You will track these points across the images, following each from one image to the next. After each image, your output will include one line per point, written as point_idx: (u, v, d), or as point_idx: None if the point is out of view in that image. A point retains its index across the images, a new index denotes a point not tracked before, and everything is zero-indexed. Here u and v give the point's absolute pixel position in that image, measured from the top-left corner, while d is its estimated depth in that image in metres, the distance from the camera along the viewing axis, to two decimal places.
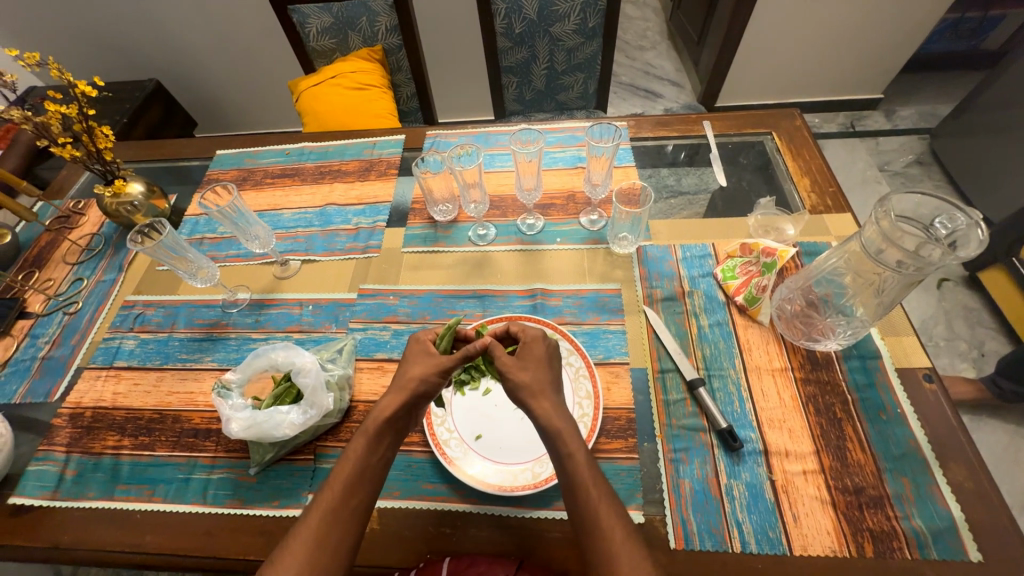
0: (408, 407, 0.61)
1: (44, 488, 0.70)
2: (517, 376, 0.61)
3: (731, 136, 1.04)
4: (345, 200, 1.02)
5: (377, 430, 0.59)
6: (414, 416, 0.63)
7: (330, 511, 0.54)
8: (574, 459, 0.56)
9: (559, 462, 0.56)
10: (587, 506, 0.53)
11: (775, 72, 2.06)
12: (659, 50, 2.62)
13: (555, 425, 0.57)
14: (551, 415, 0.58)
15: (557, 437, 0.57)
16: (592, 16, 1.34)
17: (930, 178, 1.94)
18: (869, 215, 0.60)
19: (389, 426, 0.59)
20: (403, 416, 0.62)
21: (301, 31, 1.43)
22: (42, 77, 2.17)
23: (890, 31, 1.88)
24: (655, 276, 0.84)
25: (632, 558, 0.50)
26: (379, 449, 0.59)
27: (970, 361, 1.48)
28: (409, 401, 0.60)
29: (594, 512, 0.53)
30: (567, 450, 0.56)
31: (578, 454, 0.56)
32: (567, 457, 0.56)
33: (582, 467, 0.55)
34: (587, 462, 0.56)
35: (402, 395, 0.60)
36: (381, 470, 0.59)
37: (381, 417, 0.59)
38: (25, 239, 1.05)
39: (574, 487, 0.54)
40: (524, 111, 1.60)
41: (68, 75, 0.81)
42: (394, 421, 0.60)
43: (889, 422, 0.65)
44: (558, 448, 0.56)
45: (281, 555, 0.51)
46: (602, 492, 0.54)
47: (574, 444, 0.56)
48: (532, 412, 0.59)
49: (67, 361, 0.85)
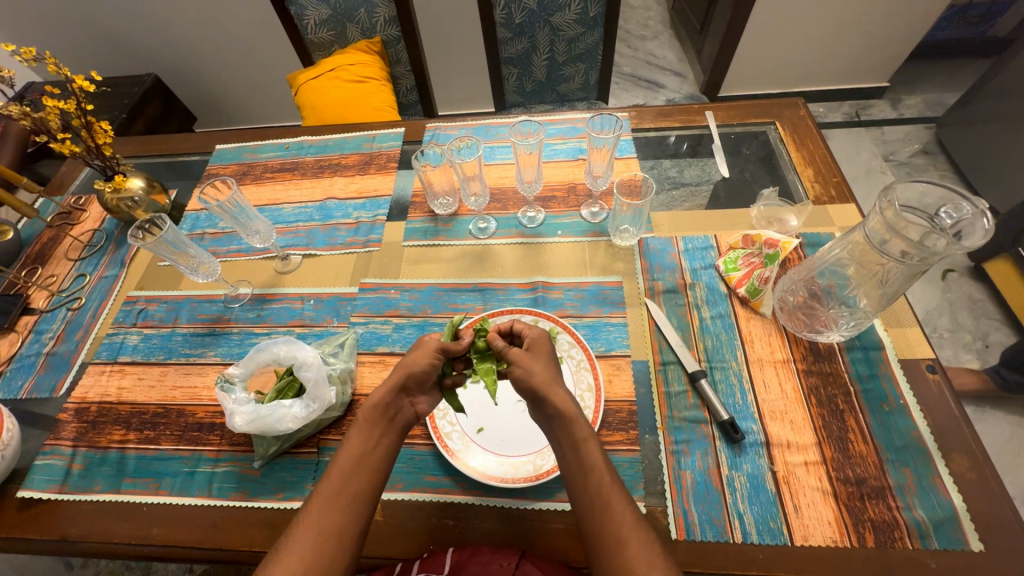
0: (398, 393, 0.61)
1: (51, 482, 0.71)
2: (519, 366, 0.60)
3: (735, 126, 1.03)
4: (346, 194, 1.02)
5: (370, 418, 0.60)
6: (410, 406, 0.63)
7: (331, 501, 0.54)
8: (588, 445, 0.56)
9: (570, 449, 0.57)
10: (598, 490, 0.54)
11: (779, 61, 2.04)
12: (661, 39, 2.59)
13: (557, 415, 0.57)
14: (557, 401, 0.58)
15: (562, 424, 0.57)
16: (592, 5, 1.32)
17: (935, 168, 1.92)
18: (873, 205, 0.59)
19: (381, 414, 0.60)
20: (400, 408, 0.62)
21: (300, 23, 1.41)
22: (41, 73, 2.16)
23: (896, 18, 1.85)
24: (657, 268, 0.83)
25: (640, 541, 0.51)
26: (377, 438, 0.59)
27: (975, 352, 1.47)
28: (397, 386, 0.61)
29: (605, 498, 0.53)
30: (581, 435, 0.56)
31: (591, 440, 0.56)
32: (580, 443, 0.56)
33: (594, 453, 0.56)
34: (599, 449, 0.57)
35: (393, 382, 0.61)
36: (385, 462, 0.59)
37: (371, 404, 0.60)
38: (28, 236, 1.05)
39: (585, 472, 0.55)
40: (525, 102, 1.58)
41: (66, 70, 0.80)
42: (386, 408, 0.60)
43: (891, 413, 0.65)
44: (572, 433, 0.57)
45: (285, 544, 0.52)
46: (612, 477, 0.55)
47: (585, 430, 0.57)
48: (535, 401, 0.59)
49: (71, 357, 0.85)
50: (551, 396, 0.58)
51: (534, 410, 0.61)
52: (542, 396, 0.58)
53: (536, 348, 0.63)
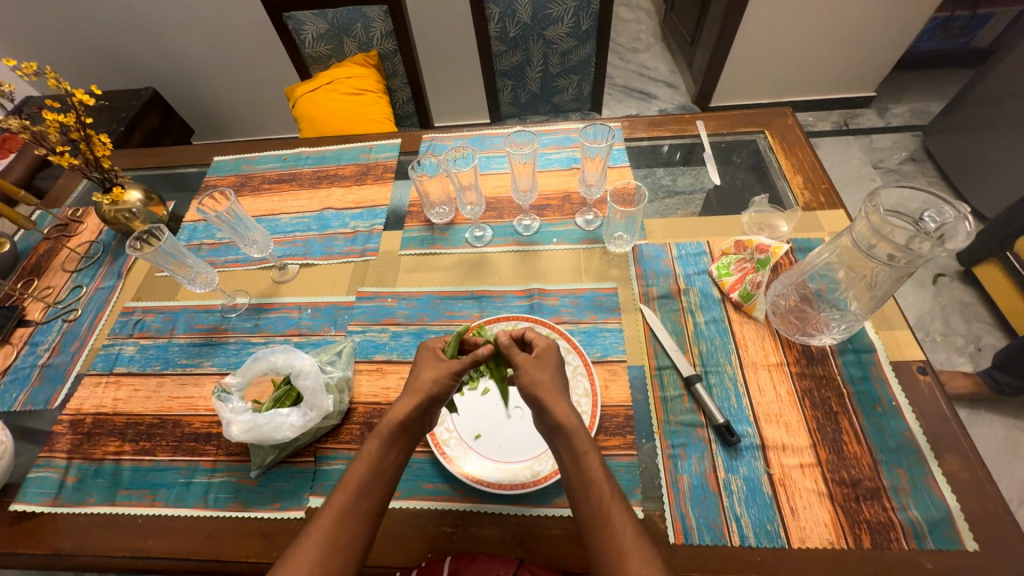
0: (423, 411, 0.60)
1: (44, 495, 0.70)
2: (534, 369, 0.62)
3: (725, 135, 1.05)
4: (343, 205, 1.03)
5: (391, 433, 0.58)
6: (429, 420, 0.62)
7: (344, 513, 0.54)
8: (588, 457, 0.55)
9: (571, 460, 0.56)
10: (599, 503, 0.52)
11: (768, 72, 2.08)
12: (653, 51, 2.64)
13: (566, 426, 0.57)
14: (554, 408, 0.58)
15: (561, 434, 0.57)
16: (585, 19, 1.35)
17: (924, 175, 1.96)
18: (859, 210, 0.60)
19: (403, 430, 0.59)
20: (421, 424, 0.61)
21: (298, 38, 1.44)
22: (40, 87, 2.18)
23: (881, 30, 1.90)
24: (651, 274, 0.85)
25: (642, 556, 0.49)
26: (396, 454, 0.58)
27: (968, 355, 1.49)
28: (423, 404, 0.60)
29: (606, 512, 0.52)
30: (580, 447, 0.55)
31: (592, 452, 0.55)
32: (580, 455, 0.55)
33: (595, 466, 0.55)
34: (601, 461, 0.55)
35: (417, 398, 0.60)
36: (399, 476, 0.59)
37: (396, 421, 0.58)
38: (24, 248, 1.05)
39: (585, 485, 0.54)
40: (520, 114, 1.60)
41: (67, 84, 0.81)
42: (410, 424, 0.59)
43: (884, 415, 0.66)
44: (571, 446, 0.56)
45: (295, 551, 0.51)
46: (614, 490, 0.54)
47: (587, 443, 0.56)
48: (537, 409, 0.60)
49: (67, 368, 0.85)
50: (550, 403, 0.58)
51: (536, 419, 0.61)
52: (546, 407, 0.58)
53: (540, 356, 0.63)
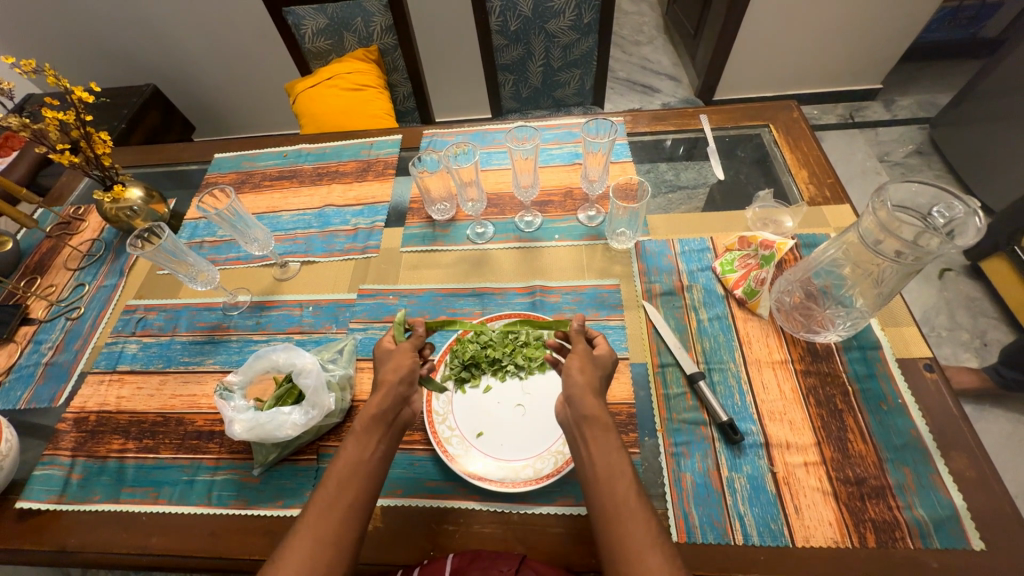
0: (394, 398, 0.60)
1: (50, 492, 0.71)
2: None
3: (729, 129, 1.04)
4: (344, 201, 1.02)
5: (366, 425, 0.58)
6: (404, 409, 0.62)
7: (328, 508, 0.53)
8: (618, 453, 0.54)
9: (597, 455, 0.54)
10: (622, 498, 0.51)
11: (772, 65, 2.05)
12: (656, 44, 2.61)
13: (602, 419, 0.55)
14: (585, 400, 0.56)
15: (595, 428, 0.55)
16: (587, 12, 1.33)
17: (931, 168, 1.93)
18: (866, 206, 0.59)
19: (379, 422, 0.59)
20: (397, 414, 0.61)
21: (297, 32, 1.43)
22: (40, 85, 2.19)
23: (888, 20, 1.87)
24: (654, 271, 0.84)
25: (663, 555, 0.48)
26: (375, 445, 0.58)
27: (973, 351, 1.48)
28: (389, 393, 0.60)
29: (627, 509, 0.51)
30: (613, 443, 0.54)
31: (622, 449, 0.54)
32: (610, 449, 0.54)
33: (623, 462, 0.53)
34: (628, 459, 0.54)
35: (384, 389, 0.60)
36: (383, 468, 0.58)
37: (369, 412, 0.58)
38: (27, 246, 1.05)
39: (613, 478, 0.52)
40: (521, 108, 1.59)
41: (65, 81, 0.80)
42: (383, 414, 0.59)
43: (890, 413, 0.65)
44: (606, 440, 0.54)
45: (283, 550, 0.51)
46: (637, 489, 0.52)
47: (616, 439, 0.55)
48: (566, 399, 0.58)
49: (71, 366, 0.85)
50: (578, 395, 0.57)
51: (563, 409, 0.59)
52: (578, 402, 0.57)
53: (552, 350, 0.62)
